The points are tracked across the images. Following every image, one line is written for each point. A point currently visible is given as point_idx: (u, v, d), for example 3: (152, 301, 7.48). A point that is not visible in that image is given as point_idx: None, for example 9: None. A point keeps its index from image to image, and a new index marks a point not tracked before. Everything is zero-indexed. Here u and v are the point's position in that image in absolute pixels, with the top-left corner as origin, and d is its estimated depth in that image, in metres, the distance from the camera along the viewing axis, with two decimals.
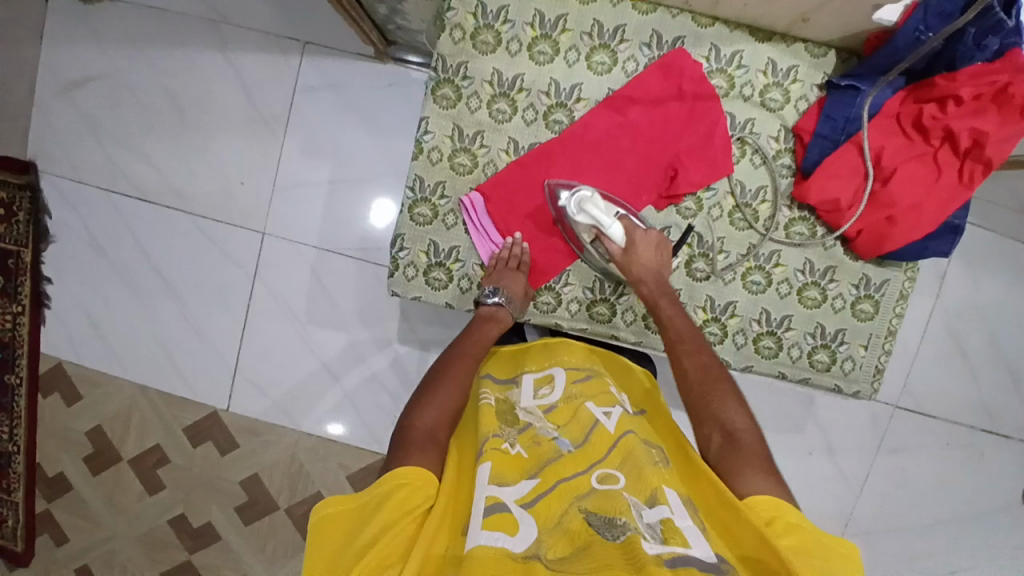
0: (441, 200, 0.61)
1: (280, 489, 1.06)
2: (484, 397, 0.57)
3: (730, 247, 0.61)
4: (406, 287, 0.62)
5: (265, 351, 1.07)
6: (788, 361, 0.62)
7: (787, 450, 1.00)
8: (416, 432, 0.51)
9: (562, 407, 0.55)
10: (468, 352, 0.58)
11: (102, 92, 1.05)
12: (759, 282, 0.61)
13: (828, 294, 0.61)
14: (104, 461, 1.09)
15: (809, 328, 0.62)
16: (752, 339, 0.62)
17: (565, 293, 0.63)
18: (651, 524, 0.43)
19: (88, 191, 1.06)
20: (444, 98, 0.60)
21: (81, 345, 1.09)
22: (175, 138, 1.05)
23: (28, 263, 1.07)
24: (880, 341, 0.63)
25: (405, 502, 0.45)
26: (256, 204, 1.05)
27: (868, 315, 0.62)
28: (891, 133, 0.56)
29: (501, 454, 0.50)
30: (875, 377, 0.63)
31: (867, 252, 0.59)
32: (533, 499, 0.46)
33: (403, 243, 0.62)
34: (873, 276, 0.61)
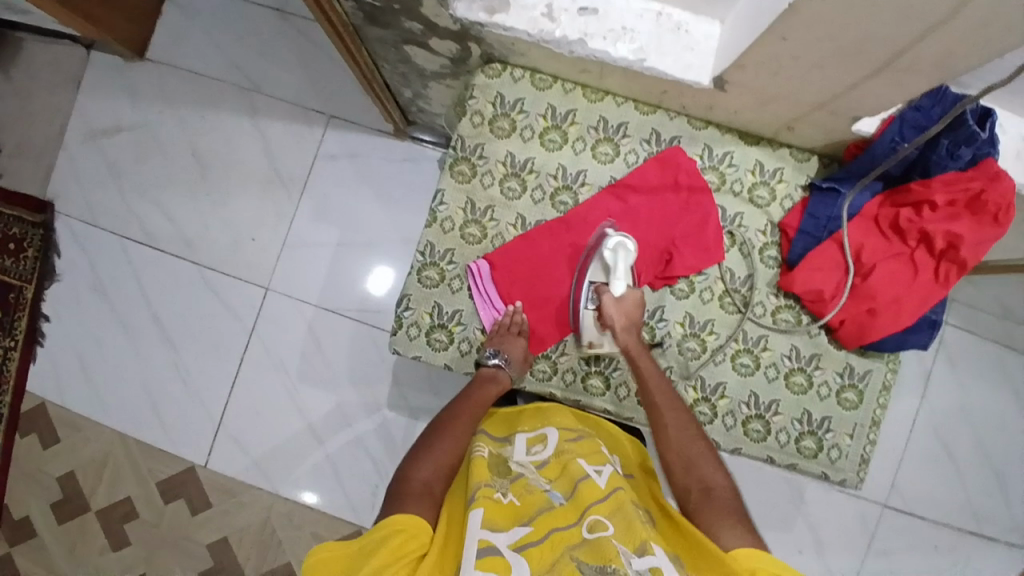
0: (449, 266, 0.64)
1: (248, 555, 1.03)
2: (478, 449, 0.58)
3: (720, 329, 0.64)
4: (408, 346, 0.64)
5: (253, 405, 1.06)
6: (775, 444, 0.63)
7: (774, 544, 0.98)
8: (413, 484, 0.53)
9: (552, 464, 0.57)
10: (466, 410, 0.60)
11: (131, 144, 1.10)
12: (747, 364, 0.64)
13: (814, 380, 0.63)
14: (70, 511, 1.05)
15: (797, 414, 0.63)
16: (741, 421, 0.63)
17: (561, 362, 0.65)
18: (641, 571, 0.43)
19: (101, 234, 1.09)
20: (460, 173, 0.65)
21: (68, 386, 1.08)
22: (193, 191, 1.09)
23: (29, 300, 1.08)
24: (866, 431, 0.64)
25: (400, 547, 0.46)
26: (263, 260, 1.08)
27: (853, 404, 0.63)
28: (870, 232, 0.60)
29: (493, 502, 0.51)
30: (861, 466, 0.64)
31: (850, 341, 0.62)
32: (526, 544, 0.48)
33: (409, 303, 0.64)
34: (858, 365, 0.63)
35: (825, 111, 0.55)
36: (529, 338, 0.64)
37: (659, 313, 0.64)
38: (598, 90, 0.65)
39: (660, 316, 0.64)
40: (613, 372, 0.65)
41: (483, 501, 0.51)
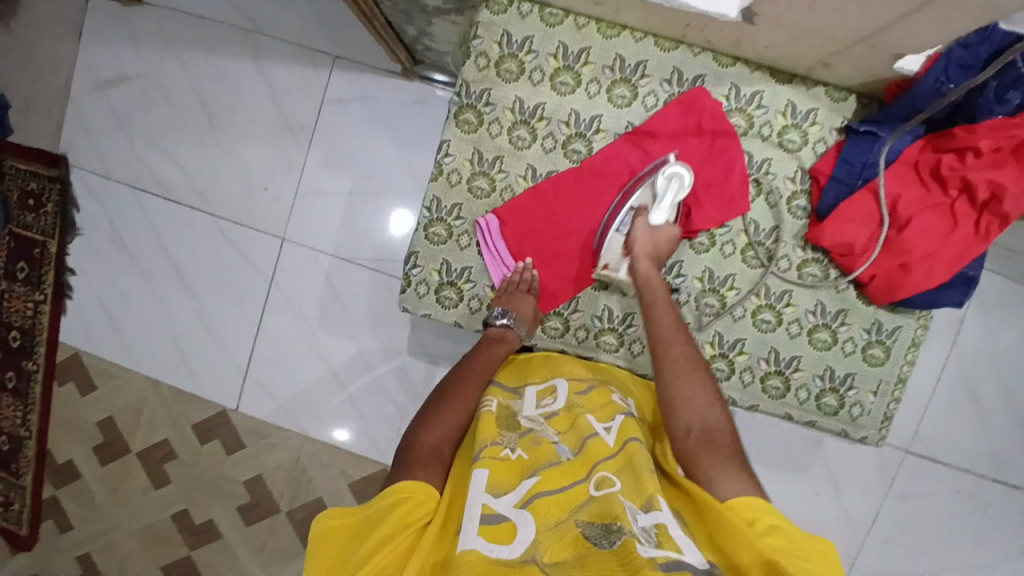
0: (456, 221, 0.62)
1: (281, 492, 1.07)
2: (486, 404, 0.56)
3: (740, 285, 0.61)
4: (417, 304, 0.63)
5: (277, 354, 1.08)
6: (794, 402, 0.62)
7: (792, 487, 0.99)
8: (421, 448, 0.51)
9: (563, 417, 0.56)
10: (475, 367, 0.58)
11: (137, 93, 1.08)
12: (768, 320, 0.61)
13: (839, 337, 0.61)
14: (112, 453, 1.11)
15: (818, 370, 0.61)
16: (759, 378, 0.62)
17: (573, 319, 0.64)
18: (645, 527, 0.42)
19: (115, 186, 1.09)
20: (466, 122, 0.61)
21: (99, 338, 1.11)
22: (203, 140, 1.07)
23: (53, 254, 1.09)
24: (890, 388, 0.61)
25: (407, 515, 0.46)
26: (277, 210, 1.07)
27: (879, 360, 0.61)
28: (907, 181, 0.56)
29: (498, 461, 0.50)
30: (883, 424, 0.62)
31: (880, 298, 0.58)
32: (530, 502, 0.46)
33: (417, 261, 0.63)
34: (887, 321, 0.60)
35: (865, 45, 0.50)
36: (536, 295, 0.62)
37: (677, 268, 0.62)
38: (614, 24, 0.60)
39: (677, 273, 0.62)
40: (627, 329, 0.63)
41: (488, 458, 0.49)
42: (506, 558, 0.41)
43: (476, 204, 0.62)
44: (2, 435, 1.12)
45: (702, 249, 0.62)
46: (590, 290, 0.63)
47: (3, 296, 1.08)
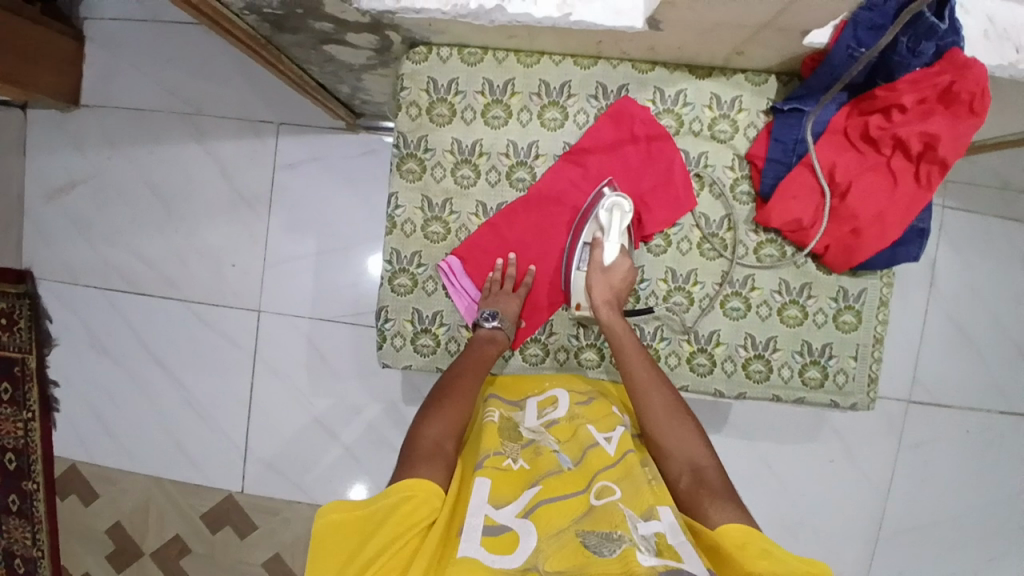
0: (418, 268, 0.63)
1: (303, 564, 1.06)
2: (489, 414, 0.57)
3: (704, 278, 0.63)
4: (396, 357, 0.64)
5: (274, 425, 1.08)
6: (780, 381, 0.63)
7: (804, 459, 0.99)
8: (424, 442, 0.51)
9: (563, 427, 0.56)
10: (469, 368, 0.57)
11: (92, 195, 1.08)
12: (738, 307, 0.62)
13: (809, 310, 0.62)
14: (127, 558, 1.10)
15: (796, 346, 0.62)
16: (741, 365, 0.63)
17: (551, 342, 0.65)
18: (646, 536, 0.43)
19: (84, 290, 1.09)
20: (409, 172, 0.62)
21: (94, 442, 1.10)
22: (163, 229, 1.08)
23: (34, 369, 1.09)
24: (870, 350, 0.62)
25: (411, 513, 0.45)
26: (248, 283, 1.07)
27: (853, 325, 0.62)
28: (842, 149, 0.58)
29: (501, 472, 0.50)
30: (870, 387, 0.63)
31: (839, 265, 0.60)
32: (532, 511, 0.46)
33: (387, 315, 0.64)
34: (851, 286, 0.62)
35: (768, 28, 0.51)
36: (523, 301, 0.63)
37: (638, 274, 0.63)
38: (532, 52, 0.61)
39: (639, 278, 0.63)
40: (604, 342, 0.64)
41: (491, 468, 0.50)
42: (505, 565, 0.41)
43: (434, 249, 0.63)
44: (18, 556, 1.10)
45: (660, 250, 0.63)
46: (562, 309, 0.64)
47: None
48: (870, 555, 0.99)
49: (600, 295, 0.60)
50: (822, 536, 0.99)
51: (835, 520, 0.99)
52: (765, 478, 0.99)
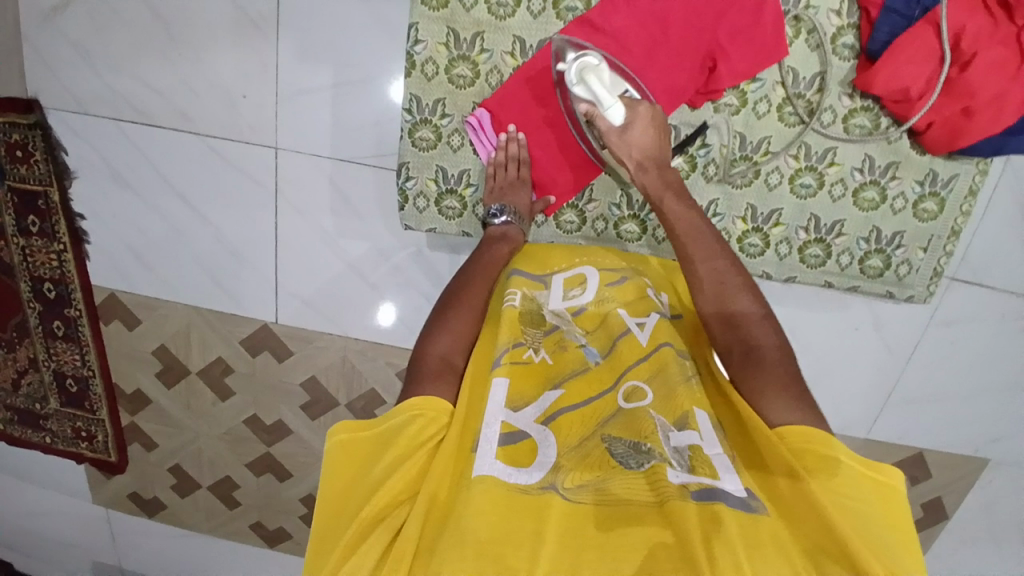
0: (443, 118, 0.80)
1: (337, 388, 1.16)
2: (511, 299, 0.67)
3: (775, 144, 0.78)
4: (419, 219, 0.83)
5: (301, 265, 1.09)
6: (836, 268, 0.82)
7: (831, 326, 0.98)
8: (431, 358, 0.60)
9: (589, 315, 0.68)
10: (477, 279, 0.68)
11: (89, 14, 0.98)
12: (809, 183, 0.79)
13: (890, 193, 0.79)
14: (177, 375, 1.21)
15: (864, 234, 0.81)
16: (801, 248, 0.82)
17: (589, 211, 0.83)
18: (680, 449, 0.52)
19: (92, 121, 1.02)
20: (433, 3, 0.76)
21: (132, 275, 1.13)
22: (166, 54, 0.98)
23: (58, 202, 1.08)
24: (942, 242, 0.80)
25: (419, 434, 0.53)
26: (262, 118, 0.99)
27: (932, 214, 0.79)
28: (976, 16, 0.67)
29: (518, 367, 0.59)
30: (931, 279, 0.82)
31: (939, 148, 0.74)
32: (550, 416, 0.55)
33: (409, 172, 0.81)
34: (943, 172, 0.77)
35: None
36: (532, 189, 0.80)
37: (702, 136, 0.79)
38: None
39: (704, 144, 0.79)
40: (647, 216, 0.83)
41: (509, 364, 0.59)
42: (524, 484, 0.49)
43: (461, 95, 0.78)
44: (70, 376, 1.21)
45: (730, 111, 0.78)
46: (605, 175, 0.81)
47: (26, 253, 1.09)
48: (875, 416, 1.03)
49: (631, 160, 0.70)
50: (831, 395, 1.02)
51: (849, 382, 1.01)
52: (786, 341, 0.99)
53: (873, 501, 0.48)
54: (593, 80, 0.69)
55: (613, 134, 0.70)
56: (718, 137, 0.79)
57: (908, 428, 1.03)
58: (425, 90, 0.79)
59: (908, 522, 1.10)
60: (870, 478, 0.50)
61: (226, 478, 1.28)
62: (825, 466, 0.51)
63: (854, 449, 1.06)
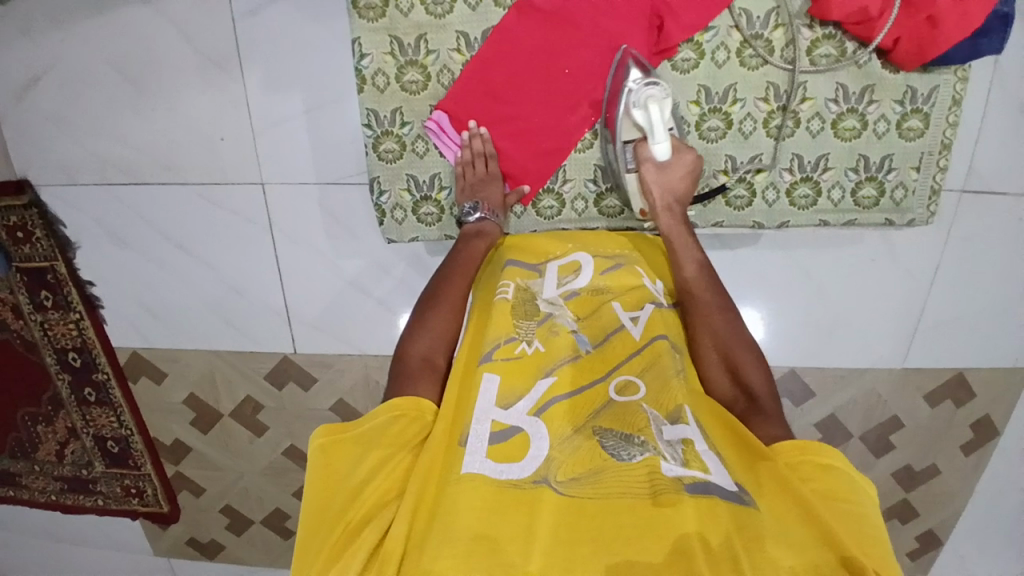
0: (403, 127, 0.82)
1: (366, 405, 1.17)
2: (504, 290, 0.70)
3: (741, 90, 0.79)
4: (400, 231, 0.84)
5: (308, 292, 1.10)
6: (828, 203, 0.83)
7: (845, 260, 0.95)
8: (412, 358, 0.65)
9: (583, 300, 0.72)
10: (456, 271, 0.73)
11: (57, 87, 0.98)
12: (784, 124, 0.79)
13: (871, 117, 0.79)
14: (210, 419, 1.23)
15: (851, 163, 0.81)
16: (790, 190, 0.82)
17: (567, 191, 0.84)
18: (672, 443, 0.55)
19: (83, 189, 1.04)
20: (373, 16, 0.77)
21: (150, 331, 1.16)
22: (139, 111, 0.99)
23: (66, 274, 1.10)
24: (934, 157, 0.80)
25: (402, 432, 0.57)
26: (242, 156, 1.00)
27: (918, 131, 0.79)
28: None
29: (509, 363, 0.62)
30: (930, 199, 0.81)
31: (910, 64, 0.74)
32: (540, 409, 0.59)
33: (382, 186, 0.83)
34: (922, 86, 0.77)
35: None
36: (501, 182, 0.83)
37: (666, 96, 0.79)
38: None
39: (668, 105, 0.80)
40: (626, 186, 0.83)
41: (500, 359, 0.62)
42: (514, 479, 0.52)
43: (415, 101, 0.80)
44: (110, 438, 1.24)
45: (689, 65, 0.78)
46: (575, 154, 0.83)
47: (46, 327, 1.13)
48: (907, 344, 1.00)
49: (657, 199, 0.76)
50: (858, 332, 1.00)
51: (874, 315, 0.98)
52: (803, 284, 0.97)
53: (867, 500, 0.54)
54: (652, 109, 0.72)
55: (652, 166, 0.75)
56: (684, 94, 0.79)
57: (942, 350, 1.00)
58: (380, 102, 0.81)
59: (960, 446, 1.07)
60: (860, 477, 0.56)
61: (276, 510, 1.31)
62: (821, 473, 0.56)
63: (891, 381, 1.03)
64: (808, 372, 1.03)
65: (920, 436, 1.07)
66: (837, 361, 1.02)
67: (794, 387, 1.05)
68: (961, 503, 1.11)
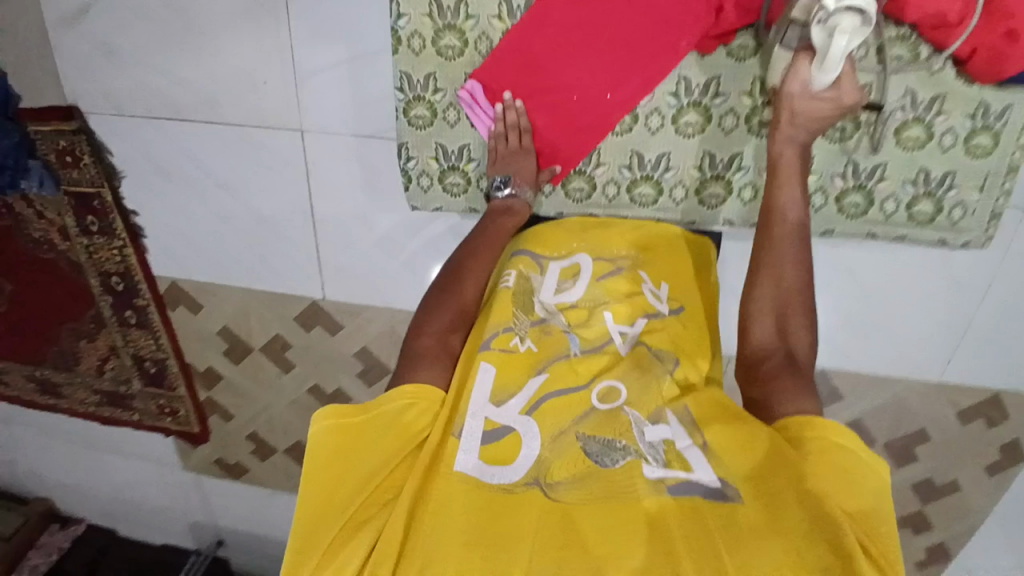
0: (436, 95, 0.81)
1: (389, 355, 1.20)
2: (506, 279, 0.73)
3: None
4: (425, 199, 0.86)
5: (340, 241, 1.11)
6: (880, 215, 0.81)
7: (893, 265, 0.90)
8: (427, 338, 0.66)
9: (578, 310, 0.73)
10: (478, 253, 0.76)
11: (105, 16, 0.97)
12: (844, 128, 0.77)
13: (937, 129, 0.75)
14: (241, 352, 1.28)
15: (910, 177, 0.79)
16: (841, 198, 0.81)
17: (601, 174, 0.83)
18: (654, 443, 0.59)
19: (129, 120, 1.06)
20: None
21: (188, 264, 1.20)
22: (184, 46, 0.98)
23: (111, 201, 1.14)
24: (999, 179, 0.77)
25: (407, 423, 0.58)
26: (282, 100, 0.99)
27: (986, 150, 0.75)
28: None
29: (507, 355, 0.64)
30: (989, 222, 0.79)
31: (984, 79, 0.70)
32: (532, 407, 0.61)
33: (408, 152, 0.83)
34: (996, 101, 0.72)
35: None
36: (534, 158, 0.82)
37: (717, 84, 0.75)
38: None
39: (718, 94, 0.76)
40: (663, 176, 0.82)
41: (497, 349, 0.64)
42: (507, 483, 0.55)
43: (450, 69, 0.78)
44: (148, 359, 1.31)
45: (745, 53, 0.74)
46: (612, 136, 0.81)
47: (91, 250, 1.17)
48: (948, 356, 0.96)
49: (787, 111, 0.69)
50: (895, 340, 0.96)
51: (914, 325, 0.94)
52: (843, 285, 0.93)
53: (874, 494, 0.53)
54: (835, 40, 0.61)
55: (797, 83, 0.67)
56: (738, 83, 0.75)
57: (983, 368, 0.95)
58: (415, 66, 0.80)
59: (984, 465, 1.04)
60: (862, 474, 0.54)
61: (298, 442, 1.38)
62: (825, 468, 0.54)
63: (923, 392, 1.00)
64: (836, 373, 1.01)
65: (945, 450, 1.04)
66: (868, 365, 0.99)
67: (820, 385, 1.03)
68: (976, 520, 1.09)
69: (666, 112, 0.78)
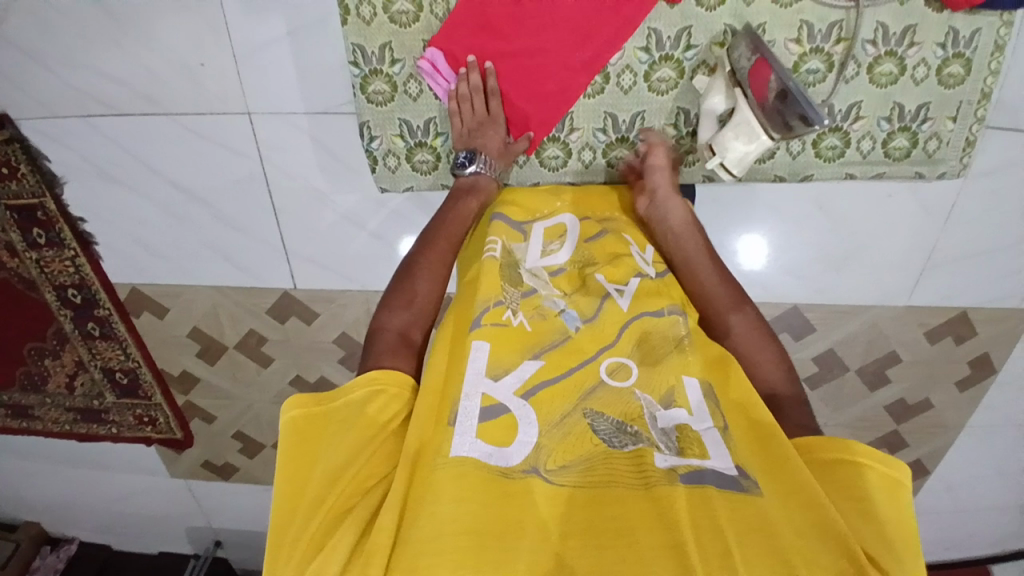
0: (393, 67, 0.82)
1: None
2: (490, 250, 0.74)
3: (772, 29, 0.77)
4: (392, 178, 0.90)
5: (306, 227, 1.07)
6: (858, 154, 0.85)
7: (861, 195, 0.91)
8: (389, 333, 0.69)
9: (566, 277, 0.74)
10: (442, 238, 0.77)
11: (24, 13, 0.89)
12: (818, 68, 0.79)
13: (909, 62, 0.79)
14: (216, 352, 1.25)
15: (884, 114, 0.82)
16: (821, 145, 0.85)
17: (574, 139, 0.86)
18: (666, 430, 0.60)
19: (65, 123, 0.99)
20: None
21: (148, 268, 1.14)
22: (114, 41, 0.91)
23: (56, 210, 1.07)
24: (972, 107, 0.80)
25: (379, 407, 0.60)
26: (228, 85, 0.93)
27: (959, 78, 0.79)
28: None
29: (500, 329, 0.66)
30: (965, 150, 0.83)
31: (959, 4, 0.73)
32: (529, 391, 0.62)
33: (371, 128, 0.85)
34: (965, 30, 0.76)
35: None
36: (503, 127, 0.83)
37: (688, 36, 0.78)
38: None
39: (690, 47, 0.79)
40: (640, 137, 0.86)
41: (488, 326, 0.66)
42: (503, 466, 0.55)
43: (408, 35, 0.80)
44: (118, 370, 1.26)
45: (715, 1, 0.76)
46: (584, 99, 0.83)
47: (42, 265, 1.11)
48: (915, 280, 0.99)
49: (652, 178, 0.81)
50: (867, 269, 0.98)
51: (884, 252, 0.96)
52: (815, 219, 0.94)
53: (879, 490, 0.56)
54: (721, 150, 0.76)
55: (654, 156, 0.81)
56: (709, 34, 0.78)
57: (950, 288, 0.99)
58: (366, 36, 0.80)
59: (956, 379, 1.09)
60: (887, 480, 0.56)
61: None
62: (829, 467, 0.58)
63: (895, 318, 1.03)
64: (812, 309, 1.03)
65: (918, 369, 1.09)
66: (844, 297, 1.02)
67: (798, 323, 1.05)
68: (949, 432, 1.16)
69: (638, 68, 0.80)
